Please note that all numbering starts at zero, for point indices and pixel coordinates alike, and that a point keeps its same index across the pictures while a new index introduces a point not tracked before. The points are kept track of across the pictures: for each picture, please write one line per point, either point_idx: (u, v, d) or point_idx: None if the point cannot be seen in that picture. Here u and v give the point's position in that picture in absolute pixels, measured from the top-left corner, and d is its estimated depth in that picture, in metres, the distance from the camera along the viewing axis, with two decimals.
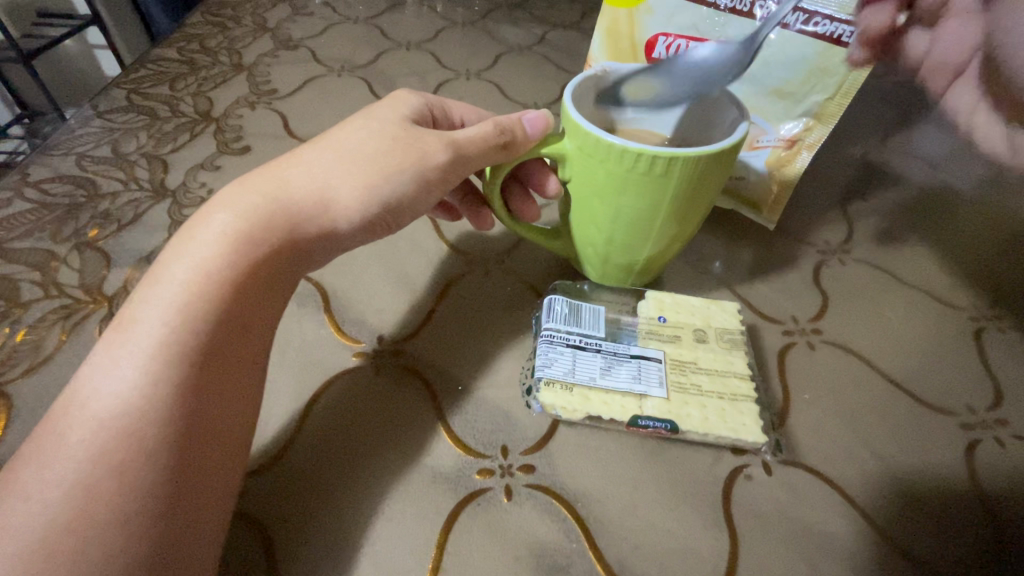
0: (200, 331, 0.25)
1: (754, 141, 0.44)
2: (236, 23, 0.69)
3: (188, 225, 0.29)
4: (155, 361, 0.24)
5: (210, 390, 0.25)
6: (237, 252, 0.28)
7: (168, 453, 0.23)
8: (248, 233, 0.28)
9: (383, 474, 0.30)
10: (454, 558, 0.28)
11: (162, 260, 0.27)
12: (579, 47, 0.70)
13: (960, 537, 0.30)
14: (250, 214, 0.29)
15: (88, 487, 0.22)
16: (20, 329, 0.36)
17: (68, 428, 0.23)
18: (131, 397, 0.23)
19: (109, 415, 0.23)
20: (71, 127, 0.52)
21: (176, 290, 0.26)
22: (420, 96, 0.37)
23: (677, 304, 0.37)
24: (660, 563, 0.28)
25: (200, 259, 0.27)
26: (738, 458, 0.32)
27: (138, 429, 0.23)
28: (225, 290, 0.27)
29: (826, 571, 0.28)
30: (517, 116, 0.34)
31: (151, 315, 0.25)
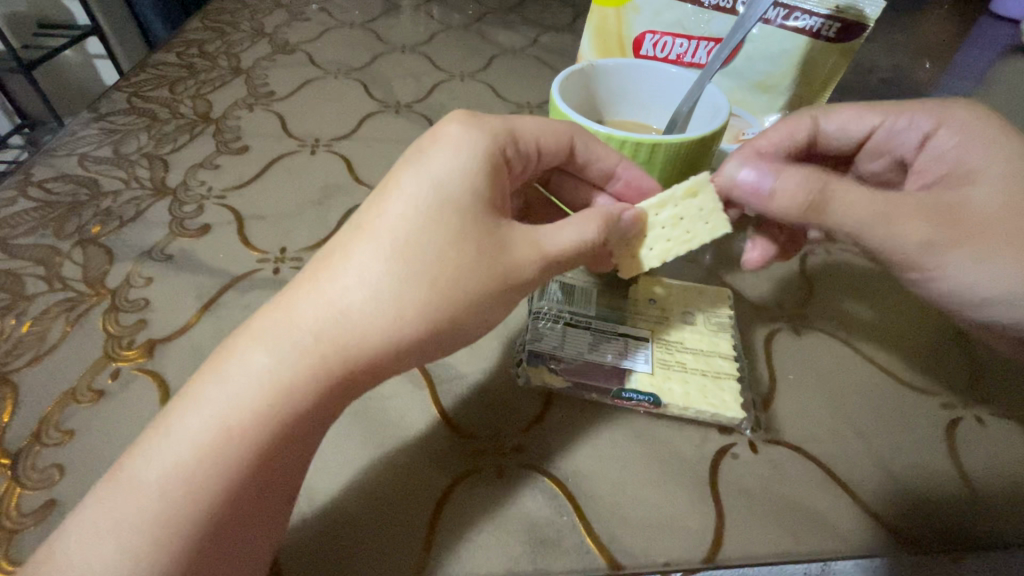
0: (333, 369, 0.26)
1: (740, 134, 0.44)
2: (234, 28, 0.71)
3: (338, 248, 0.27)
4: (259, 416, 0.25)
5: (279, 457, 0.26)
6: (439, 303, 0.26)
7: (227, 503, 0.24)
8: (429, 303, 0.26)
9: (384, 458, 0.31)
10: (447, 533, 0.28)
11: (341, 251, 0.27)
12: (571, 49, 0.72)
13: (939, 510, 0.32)
14: (470, 282, 0.27)
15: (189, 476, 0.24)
16: (25, 320, 0.37)
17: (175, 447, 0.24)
18: (187, 473, 0.24)
19: (184, 472, 0.24)
20: (73, 130, 0.53)
21: (268, 364, 0.25)
22: (487, 136, 0.29)
23: (664, 285, 0.38)
24: (649, 537, 0.29)
25: (355, 307, 0.26)
26: (725, 437, 0.33)
27: (187, 489, 0.24)
28: (330, 376, 0.26)
29: (813, 543, 0.29)
30: (617, 211, 0.31)
31: (274, 352, 0.25)
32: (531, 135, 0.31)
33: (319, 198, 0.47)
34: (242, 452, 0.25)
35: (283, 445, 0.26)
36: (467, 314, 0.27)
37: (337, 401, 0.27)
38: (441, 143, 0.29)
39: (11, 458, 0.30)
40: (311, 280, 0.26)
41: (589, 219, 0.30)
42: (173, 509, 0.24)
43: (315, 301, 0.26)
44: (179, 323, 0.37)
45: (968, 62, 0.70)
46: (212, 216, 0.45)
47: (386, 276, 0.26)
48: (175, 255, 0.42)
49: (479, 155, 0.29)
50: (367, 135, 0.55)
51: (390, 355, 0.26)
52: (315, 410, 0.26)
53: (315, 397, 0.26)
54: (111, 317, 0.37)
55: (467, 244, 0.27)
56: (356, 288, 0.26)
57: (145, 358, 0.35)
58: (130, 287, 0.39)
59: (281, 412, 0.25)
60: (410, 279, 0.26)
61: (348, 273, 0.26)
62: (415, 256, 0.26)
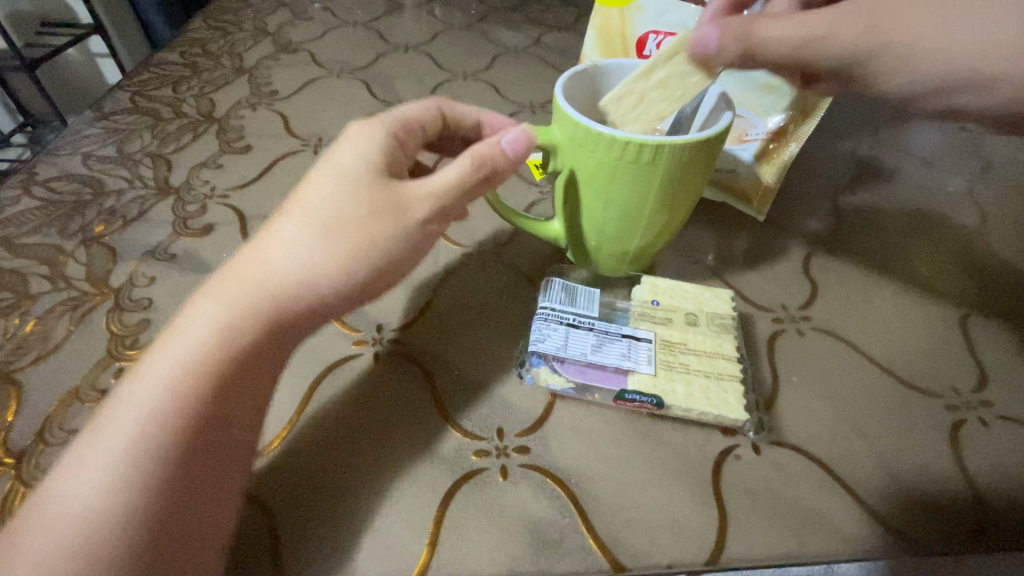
0: (263, 315, 0.28)
1: (743, 135, 0.46)
2: (237, 27, 0.71)
3: (258, 237, 0.30)
4: (205, 358, 0.26)
5: (230, 399, 0.27)
6: (353, 254, 0.29)
7: (184, 442, 0.25)
8: (347, 250, 0.29)
9: (385, 457, 0.31)
10: (450, 534, 0.28)
11: (265, 230, 0.30)
12: (574, 49, 0.72)
13: (943, 513, 0.31)
14: (378, 229, 0.30)
15: (150, 429, 0.24)
16: (30, 319, 0.37)
17: (129, 405, 0.25)
18: (146, 414, 0.25)
19: (147, 414, 0.25)
20: (76, 129, 0.53)
21: (214, 312, 0.27)
22: (380, 125, 0.34)
23: (669, 288, 0.38)
24: (652, 538, 0.29)
25: (279, 266, 0.28)
26: (728, 439, 0.33)
27: (141, 445, 0.24)
28: (257, 324, 0.28)
29: (816, 544, 0.29)
30: (493, 139, 0.33)
31: (221, 309, 0.27)
32: (419, 119, 0.36)
33: None
34: (199, 391, 0.26)
35: (230, 390, 0.27)
36: (381, 252, 0.30)
37: (275, 350, 0.29)
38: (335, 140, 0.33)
39: (16, 457, 0.30)
40: (257, 250, 0.29)
41: (462, 158, 0.32)
42: (136, 443, 0.24)
43: (270, 264, 0.29)
44: None
45: None
46: (215, 215, 0.45)
47: (326, 242, 0.29)
48: (178, 254, 0.42)
49: (369, 141, 0.32)
50: None
51: (319, 305, 0.29)
52: (265, 367, 0.28)
53: (255, 343, 0.27)
54: (115, 316, 0.37)
55: (361, 202, 0.30)
56: (303, 254, 0.29)
57: None
58: (134, 287, 0.39)
59: (231, 355, 0.27)
60: (334, 231, 0.29)
61: (266, 246, 0.29)
62: (311, 228, 0.29)
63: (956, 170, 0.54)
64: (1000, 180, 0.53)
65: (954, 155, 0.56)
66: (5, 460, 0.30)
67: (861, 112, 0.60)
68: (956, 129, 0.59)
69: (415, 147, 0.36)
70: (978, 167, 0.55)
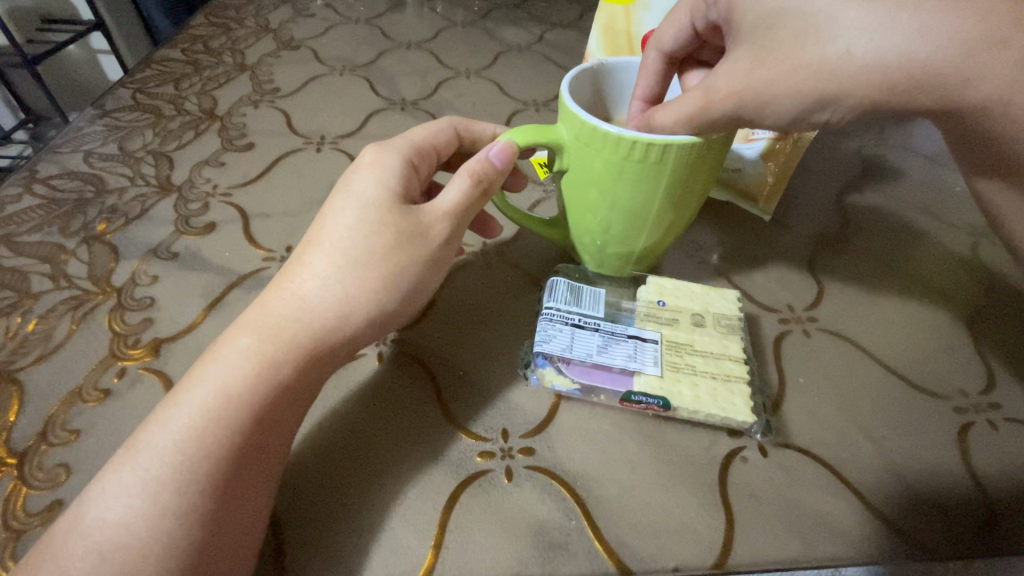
0: (298, 345, 0.29)
1: (750, 133, 0.45)
2: (239, 24, 0.70)
3: (291, 266, 0.32)
4: (242, 386, 0.27)
5: (267, 426, 0.27)
6: (383, 284, 0.31)
7: (222, 469, 0.25)
8: (376, 279, 0.31)
9: (387, 455, 0.31)
10: (455, 536, 0.28)
11: (298, 257, 0.32)
12: (577, 46, 0.71)
13: (951, 516, 0.31)
14: (403, 259, 0.31)
15: (189, 443, 0.25)
16: (31, 318, 0.37)
17: (170, 422, 0.26)
18: (185, 440, 0.26)
19: (188, 438, 0.26)
20: (77, 127, 0.53)
21: (252, 344, 0.29)
22: (398, 155, 0.35)
23: (675, 288, 0.38)
24: (658, 541, 0.29)
25: (311, 298, 0.30)
26: (734, 440, 0.33)
27: (184, 460, 0.25)
28: (293, 353, 0.29)
29: (823, 548, 0.29)
30: (481, 154, 0.34)
31: (258, 334, 0.29)
32: (426, 143, 0.37)
33: (324, 196, 0.47)
34: (237, 416, 0.27)
35: (265, 418, 0.27)
36: (405, 282, 0.32)
37: (308, 381, 0.30)
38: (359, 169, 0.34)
39: (18, 458, 0.30)
40: (290, 278, 0.31)
41: (458, 175, 0.33)
42: (180, 469, 0.25)
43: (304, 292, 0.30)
44: (184, 322, 0.37)
45: None
46: (217, 214, 0.45)
47: (354, 269, 0.30)
48: (180, 253, 0.42)
49: (392, 171, 0.34)
50: (373, 133, 0.54)
51: (350, 335, 0.31)
52: (300, 387, 0.29)
53: (288, 372, 0.29)
54: (117, 316, 0.37)
55: (389, 232, 0.31)
56: (334, 280, 0.30)
57: (151, 358, 0.35)
58: (136, 286, 0.39)
59: (267, 382, 0.28)
60: (365, 261, 0.31)
61: (298, 278, 0.31)
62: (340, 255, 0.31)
63: None
64: None
65: None
66: (7, 461, 0.30)
67: None
68: None
69: (429, 170, 0.37)
70: None
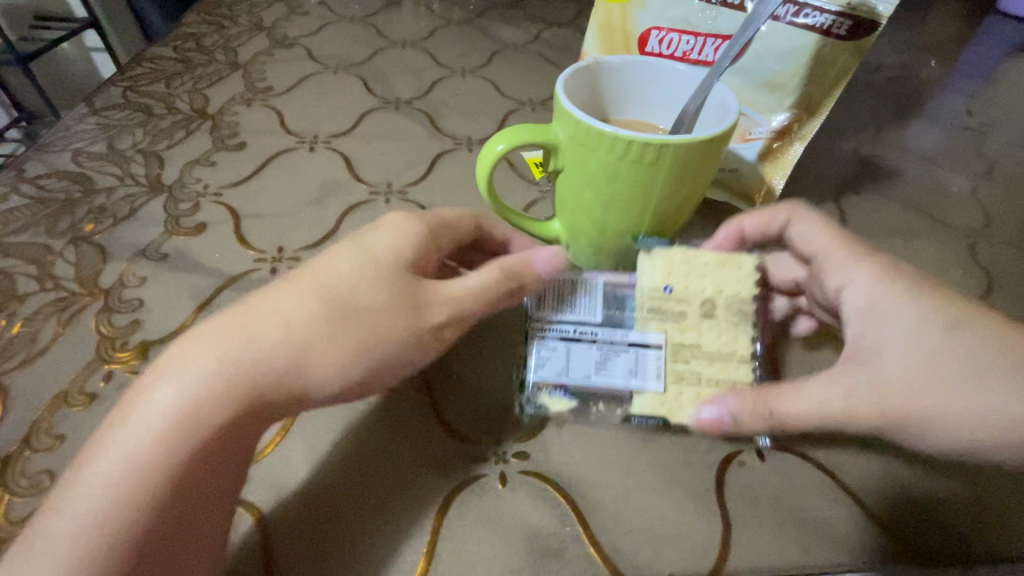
0: (240, 405, 0.25)
1: (747, 133, 0.44)
2: (232, 22, 0.70)
3: (258, 297, 0.28)
4: (157, 455, 0.24)
5: (193, 496, 0.25)
6: (345, 349, 0.27)
7: (136, 539, 0.23)
8: (349, 336, 0.27)
9: (371, 504, 0.29)
10: (447, 543, 0.28)
11: (269, 291, 0.28)
12: (573, 45, 0.71)
13: (950, 521, 0.31)
14: (383, 322, 0.27)
15: (106, 507, 0.23)
16: (17, 321, 0.36)
17: (91, 474, 0.24)
18: (97, 516, 0.23)
19: (100, 503, 0.23)
20: (66, 125, 0.52)
21: (186, 391, 0.25)
22: (418, 220, 0.32)
23: (684, 267, 0.33)
24: (654, 548, 0.28)
25: (261, 346, 0.26)
26: (732, 445, 0.32)
27: (96, 527, 0.23)
28: (231, 416, 0.25)
29: (820, 553, 0.29)
30: (527, 258, 0.33)
31: (191, 379, 0.25)
32: (455, 215, 0.34)
33: (316, 197, 0.46)
34: (152, 491, 0.23)
35: (190, 489, 0.24)
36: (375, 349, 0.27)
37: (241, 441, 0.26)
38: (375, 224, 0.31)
39: (0, 464, 0.30)
40: (249, 314, 0.27)
41: (489, 269, 0.31)
42: (92, 537, 0.23)
43: (254, 339, 0.26)
44: (174, 324, 0.36)
45: (975, 61, 0.70)
46: (208, 214, 0.44)
47: (318, 328, 0.26)
48: (170, 254, 0.41)
49: (407, 236, 0.30)
50: (366, 132, 0.54)
51: (300, 394, 0.26)
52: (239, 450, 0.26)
53: (223, 436, 0.25)
54: (104, 318, 0.37)
55: (379, 292, 0.28)
56: (293, 333, 0.26)
57: (139, 361, 0.34)
58: (124, 287, 0.38)
59: (198, 452, 0.24)
60: (332, 315, 0.27)
61: (250, 318, 0.26)
62: (313, 303, 0.27)
63: (961, 169, 0.53)
64: (1004, 179, 0.53)
65: (958, 154, 0.55)
66: None
67: (864, 111, 0.59)
68: (960, 128, 0.59)
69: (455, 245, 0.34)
70: (982, 166, 0.54)
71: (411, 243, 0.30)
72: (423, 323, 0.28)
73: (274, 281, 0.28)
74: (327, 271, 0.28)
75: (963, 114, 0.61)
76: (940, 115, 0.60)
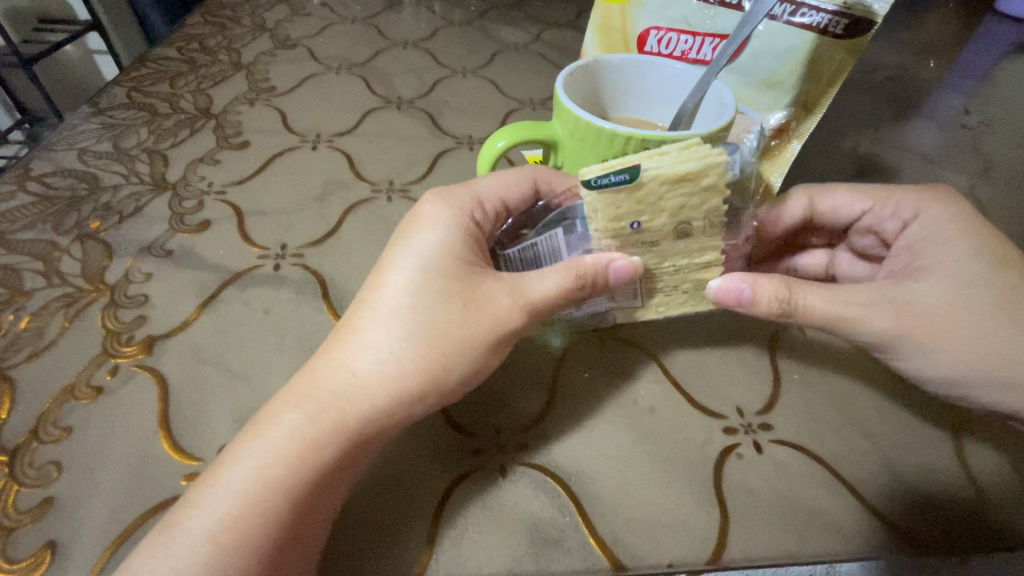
0: (346, 425, 0.28)
1: (746, 131, 0.44)
2: (235, 23, 0.70)
3: (347, 328, 0.31)
4: (289, 470, 0.27)
5: (307, 510, 0.27)
6: (434, 366, 0.29)
7: (267, 550, 0.26)
8: (438, 355, 0.29)
9: (404, 512, 0.29)
10: (449, 534, 0.28)
11: (352, 322, 0.31)
12: (574, 46, 0.71)
13: (946, 513, 0.31)
14: (462, 336, 0.30)
15: (235, 522, 0.26)
16: (24, 315, 0.37)
17: (215, 493, 0.27)
18: (222, 527, 0.26)
19: (228, 520, 0.26)
20: (71, 124, 0.53)
21: (299, 422, 0.28)
22: (459, 210, 0.33)
23: (636, 194, 0.28)
24: (653, 539, 0.29)
25: (362, 373, 0.29)
26: (729, 438, 0.33)
27: (229, 538, 0.25)
28: (338, 437, 0.28)
29: (817, 544, 0.29)
30: (605, 262, 0.30)
31: (303, 409, 0.28)
32: (494, 199, 0.34)
33: (319, 195, 0.47)
34: (279, 502, 0.26)
35: (307, 502, 0.27)
36: (465, 362, 0.30)
37: (354, 460, 0.29)
38: (428, 226, 0.32)
39: (9, 455, 0.30)
40: (343, 346, 0.30)
41: (563, 272, 0.30)
42: (225, 548, 0.25)
43: (355, 366, 0.29)
44: (178, 319, 0.37)
45: (972, 61, 0.70)
46: (211, 211, 0.45)
47: (408, 352, 0.29)
48: (174, 251, 0.41)
49: (459, 231, 0.32)
50: (368, 131, 0.54)
51: (398, 413, 0.29)
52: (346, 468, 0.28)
53: (332, 454, 0.28)
54: (110, 313, 0.37)
55: (455, 309, 0.30)
56: (385, 358, 0.29)
57: (144, 355, 0.35)
58: (130, 283, 0.39)
59: (310, 467, 0.27)
60: (419, 337, 0.29)
61: (352, 350, 0.30)
62: (397, 330, 0.30)
63: (959, 167, 0.54)
64: (1001, 177, 0.53)
65: (955, 153, 0.55)
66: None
67: (862, 111, 0.60)
68: (957, 127, 0.59)
69: (492, 227, 0.35)
70: (979, 165, 0.54)
71: (469, 240, 0.32)
72: (491, 322, 0.30)
73: (355, 311, 0.31)
74: (404, 296, 0.30)
75: (960, 113, 0.61)
76: (938, 114, 0.61)
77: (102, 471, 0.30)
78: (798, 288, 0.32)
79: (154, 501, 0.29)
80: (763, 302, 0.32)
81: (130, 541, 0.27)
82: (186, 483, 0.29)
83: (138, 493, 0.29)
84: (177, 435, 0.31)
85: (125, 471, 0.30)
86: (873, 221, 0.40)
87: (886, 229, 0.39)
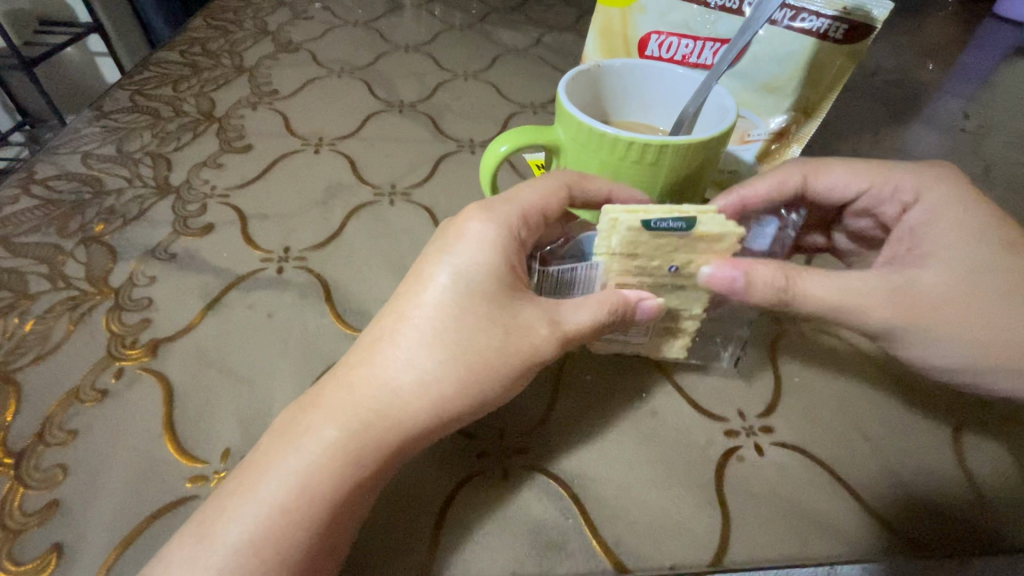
0: (383, 441, 0.28)
1: (745, 135, 0.44)
2: (238, 27, 0.71)
3: (382, 339, 0.30)
4: (325, 484, 0.27)
5: (342, 522, 0.27)
6: (470, 384, 0.29)
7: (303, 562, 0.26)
8: (474, 373, 0.29)
9: (415, 519, 0.29)
10: (453, 536, 0.28)
11: (386, 333, 0.31)
12: (574, 49, 0.71)
13: (947, 515, 0.31)
14: (498, 353, 0.29)
15: (271, 533, 0.26)
16: (29, 319, 0.37)
17: (250, 504, 0.27)
18: (259, 537, 0.26)
19: (264, 530, 0.26)
20: (75, 128, 0.53)
21: (334, 434, 0.28)
22: (500, 227, 0.32)
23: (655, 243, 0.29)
24: (656, 541, 0.29)
25: (398, 387, 0.29)
26: (731, 441, 0.33)
27: (265, 550, 0.26)
28: (374, 452, 0.28)
29: (818, 546, 0.29)
30: (636, 299, 0.31)
31: (338, 422, 0.28)
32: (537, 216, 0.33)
33: (322, 198, 0.47)
34: (316, 515, 0.26)
35: (344, 517, 0.27)
36: (498, 379, 0.30)
37: (386, 473, 0.29)
38: (466, 238, 0.32)
39: (15, 458, 0.30)
40: (378, 357, 0.30)
41: (595, 307, 0.30)
42: (262, 559, 0.25)
43: (389, 380, 0.29)
44: (183, 322, 0.37)
45: (971, 64, 0.71)
46: (214, 215, 0.45)
47: (444, 369, 0.29)
48: (179, 254, 0.42)
49: (500, 249, 0.31)
50: (370, 135, 0.55)
51: (432, 428, 0.29)
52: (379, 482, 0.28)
53: (368, 468, 0.28)
54: (115, 316, 0.37)
55: (491, 326, 0.30)
56: (421, 373, 0.29)
57: (149, 358, 0.35)
58: (134, 286, 0.39)
59: (347, 482, 0.27)
60: (455, 354, 0.29)
61: (387, 362, 0.30)
62: (433, 344, 0.29)
63: None
64: (1000, 180, 0.53)
65: (954, 156, 0.56)
66: (5, 461, 0.30)
67: (862, 114, 0.60)
68: (956, 130, 0.59)
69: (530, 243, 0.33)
70: (978, 168, 0.55)
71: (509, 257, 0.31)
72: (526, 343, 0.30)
73: (388, 322, 0.31)
74: (440, 309, 0.30)
75: (960, 117, 0.61)
76: (937, 117, 0.61)
77: (108, 475, 0.30)
78: (797, 275, 0.32)
79: (160, 503, 0.29)
80: (758, 287, 0.31)
81: (136, 544, 0.27)
82: (192, 486, 0.29)
83: (143, 495, 0.29)
84: (183, 438, 0.31)
85: (130, 474, 0.30)
86: (871, 202, 0.40)
87: (887, 212, 0.39)
